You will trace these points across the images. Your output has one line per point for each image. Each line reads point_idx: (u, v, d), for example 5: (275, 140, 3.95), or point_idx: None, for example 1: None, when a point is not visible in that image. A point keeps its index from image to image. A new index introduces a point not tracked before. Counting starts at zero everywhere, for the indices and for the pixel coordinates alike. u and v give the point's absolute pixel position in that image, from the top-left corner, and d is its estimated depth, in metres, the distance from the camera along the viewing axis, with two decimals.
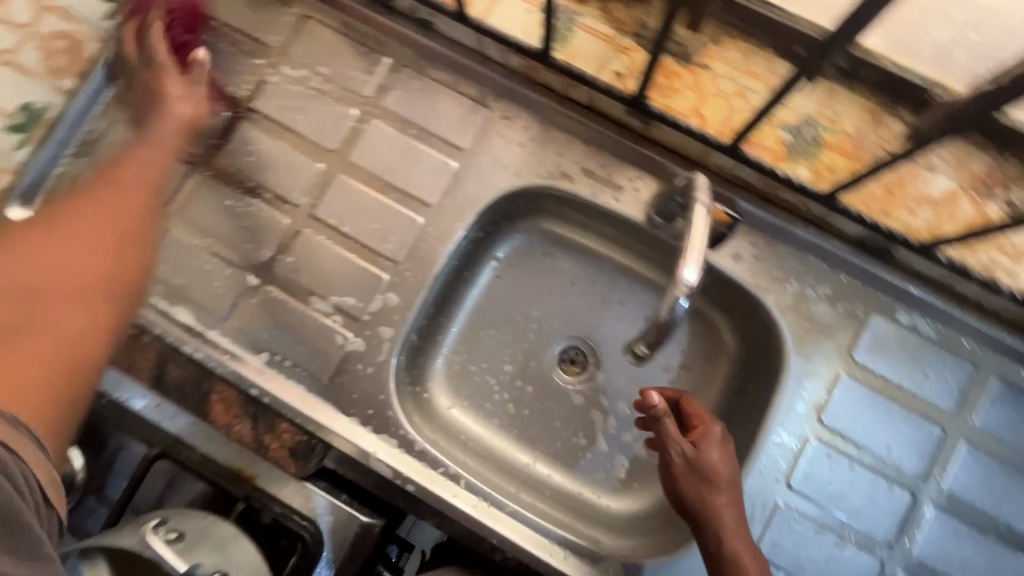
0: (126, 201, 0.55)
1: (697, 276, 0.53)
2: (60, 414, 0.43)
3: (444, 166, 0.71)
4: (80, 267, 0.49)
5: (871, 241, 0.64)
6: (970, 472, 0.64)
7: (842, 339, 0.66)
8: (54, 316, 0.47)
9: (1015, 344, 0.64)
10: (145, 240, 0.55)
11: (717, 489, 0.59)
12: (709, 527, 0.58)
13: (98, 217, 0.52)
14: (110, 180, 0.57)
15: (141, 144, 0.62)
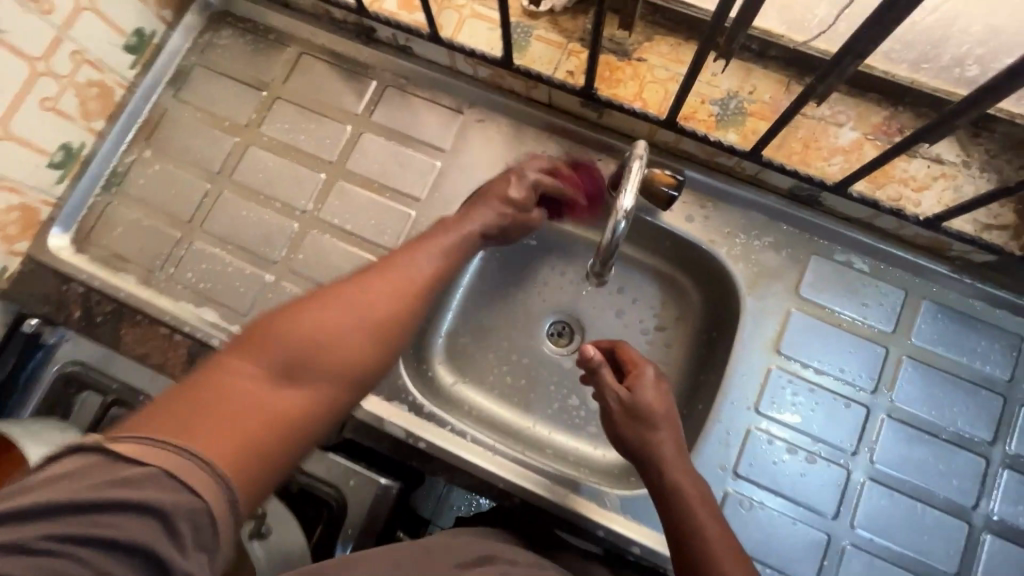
0: (395, 313, 0.59)
1: (633, 204, 0.62)
2: (262, 472, 0.45)
3: (430, 165, 0.82)
4: (335, 362, 0.54)
5: (800, 191, 0.74)
6: (913, 382, 0.73)
7: (789, 279, 0.75)
8: (292, 338, 0.52)
9: (938, 268, 0.73)
10: (393, 322, 0.58)
11: (654, 426, 0.67)
12: (652, 460, 0.66)
13: (374, 318, 0.57)
14: (383, 275, 0.60)
15: (400, 254, 0.63)
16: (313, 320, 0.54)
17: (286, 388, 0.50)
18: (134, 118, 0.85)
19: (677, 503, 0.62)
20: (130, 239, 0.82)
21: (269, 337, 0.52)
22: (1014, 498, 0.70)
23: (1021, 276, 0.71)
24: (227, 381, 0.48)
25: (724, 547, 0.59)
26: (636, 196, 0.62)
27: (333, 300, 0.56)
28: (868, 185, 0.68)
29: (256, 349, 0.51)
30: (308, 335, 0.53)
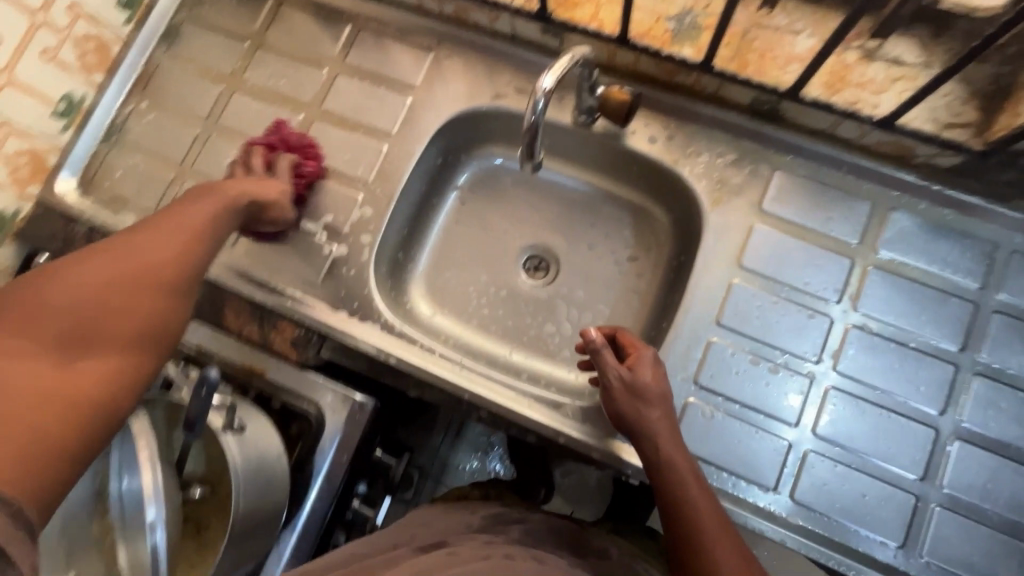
0: (164, 261, 0.58)
1: (553, 84, 0.62)
2: (59, 468, 0.44)
3: (400, 101, 0.85)
4: (125, 329, 0.53)
5: (761, 106, 0.74)
6: (878, 293, 0.72)
7: (752, 194, 0.75)
8: (72, 312, 0.51)
9: (904, 176, 0.72)
10: (173, 268, 0.58)
11: (649, 404, 0.67)
12: (647, 442, 0.65)
13: (115, 275, 0.54)
14: (128, 237, 0.58)
15: (195, 204, 0.65)
16: (85, 281, 0.52)
17: (82, 366, 0.49)
18: (130, 71, 0.91)
19: (676, 488, 0.62)
20: (129, 182, 0.88)
21: (52, 304, 0.50)
22: (983, 405, 0.68)
23: (991, 178, 0.69)
24: (44, 286, 0.51)
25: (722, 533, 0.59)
26: (558, 79, 0.62)
27: (107, 247, 0.56)
28: (823, 90, 0.68)
29: (6, 327, 0.48)
30: (76, 304, 0.51)
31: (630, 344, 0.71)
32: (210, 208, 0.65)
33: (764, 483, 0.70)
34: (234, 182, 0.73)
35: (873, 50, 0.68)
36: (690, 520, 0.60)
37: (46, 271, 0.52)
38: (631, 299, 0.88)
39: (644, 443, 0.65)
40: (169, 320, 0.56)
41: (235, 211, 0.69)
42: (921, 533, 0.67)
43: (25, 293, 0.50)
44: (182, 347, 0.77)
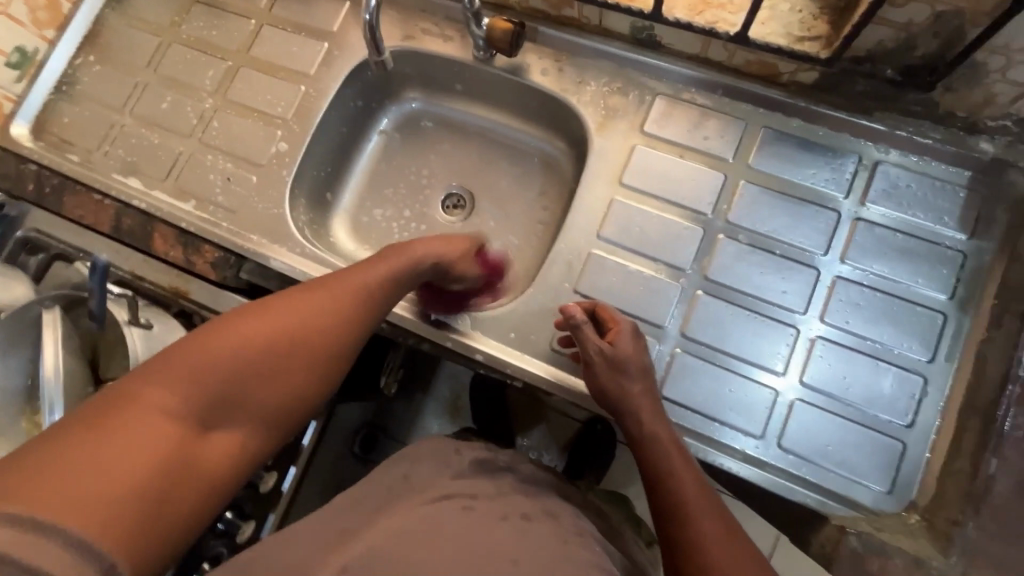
0: (329, 322, 0.58)
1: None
2: (170, 526, 0.44)
3: (318, 46, 0.92)
4: (265, 402, 0.53)
5: (640, 34, 0.79)
6: (749, 204, 0.76)
7: (634, 118, 0.80)
8: (208, 370, 0.50)
9: (773, 94, 0.76)
10: (345, 350, 0.59)
11: (637, 398, 0.66)
12: (648, 445, 0.64)
13: (274, 334, 0.55)
14: (300, 295, 0.59)
15: (371, 262, 0.66)
16: (227, 362, 0.51)
17: (211, 351, 0.51)
18: (80, 27, 0.99)
19: (674, 491, 0.60)
20: (76, 126, 0.96)
21: (218, 346, 0.52)
22: (844, 305, 0.72)
23: (849, 92, 0.72)
24: (216, 331, 0.53)
25: (721, 538, 0.57)
26: None
27: (269, 309, 0.56)
28: (686, 12, 0.72)
29: (167, 378, 0.48)
30: (222, 366, 0.51)
31: (603, 317, 0.71)
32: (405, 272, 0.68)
33: None
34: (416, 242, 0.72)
35: None
36: (688, 529, 0.58)
37: (267, 305, 0.56)
38: (536, 228, 0.93)
39: (645, 448, 0.64)
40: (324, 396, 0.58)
41: (418, 273, 0.70)
42: (780, 423, 0.69)
43: (198, 342, 0.51)
44: (117, 273, 0.83)
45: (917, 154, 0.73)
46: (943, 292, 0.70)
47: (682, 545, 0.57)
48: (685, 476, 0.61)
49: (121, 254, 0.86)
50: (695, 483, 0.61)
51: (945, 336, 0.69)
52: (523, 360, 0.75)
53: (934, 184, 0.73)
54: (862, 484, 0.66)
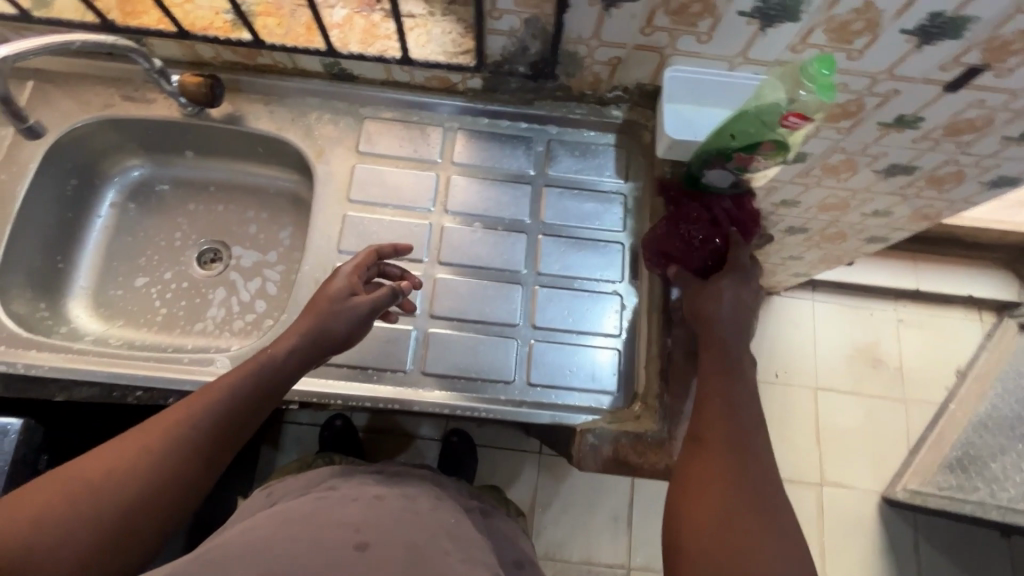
0: (156, 467, 0.57)
1: (8, 53, 0.65)
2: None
3: (3, 130, 0.86)
4: (56, 564, 0.51)
5: (332, 69, 0.88)
6: (461, 193, 0.88)
7: (348, 143, 0.89)
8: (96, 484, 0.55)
9: (457, 101, 0.90)
10: (187, 476, 0.59)
11: (712, 324, 0.72)
12: (713, 361, 0.71)
13: (170, 445, 0.59)
14: (139, 437, 0.58)
15: (199, 393, 0.63)
16: (123, 475, 0.56)
17: (110, 465, 0.56)
18: None
19: (723, 451, 0.62)
20: None
21: (118, 461, 0.56)
22: (552, 255, 0.86)
23: (509, 89, 0.89)
24: (107, 452, 0.57)
25: (734, 489, 0.60)
26: (16, 49, 0.66)
27: (177, 413, 0.61)
28: (361, 46, 0.84)
29: (61, 493, 0.53)
30: (123, 478, 0.56)
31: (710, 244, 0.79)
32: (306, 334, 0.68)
33: (397, 366, 0.80)
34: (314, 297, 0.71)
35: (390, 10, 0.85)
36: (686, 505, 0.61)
37: (100, 451, 0.57)
38: (296, 260, 0.97)
39: (707, 381, 0.69)
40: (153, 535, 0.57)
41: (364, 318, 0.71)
42: (525, 365, 0.81)
43: (33, 493, 0.53)
44: None
45: (576, 128, 0.92)
46: (618, 227, 0.89)
47: (725, 496, 0.59)
48: (728, 433, 0.64)
49: None
50: (730, 434, 0.64)
51: (627, 260, 0.87)
52: None
53: (593, 148, 0.92)
54: (596, 391, 0.80)
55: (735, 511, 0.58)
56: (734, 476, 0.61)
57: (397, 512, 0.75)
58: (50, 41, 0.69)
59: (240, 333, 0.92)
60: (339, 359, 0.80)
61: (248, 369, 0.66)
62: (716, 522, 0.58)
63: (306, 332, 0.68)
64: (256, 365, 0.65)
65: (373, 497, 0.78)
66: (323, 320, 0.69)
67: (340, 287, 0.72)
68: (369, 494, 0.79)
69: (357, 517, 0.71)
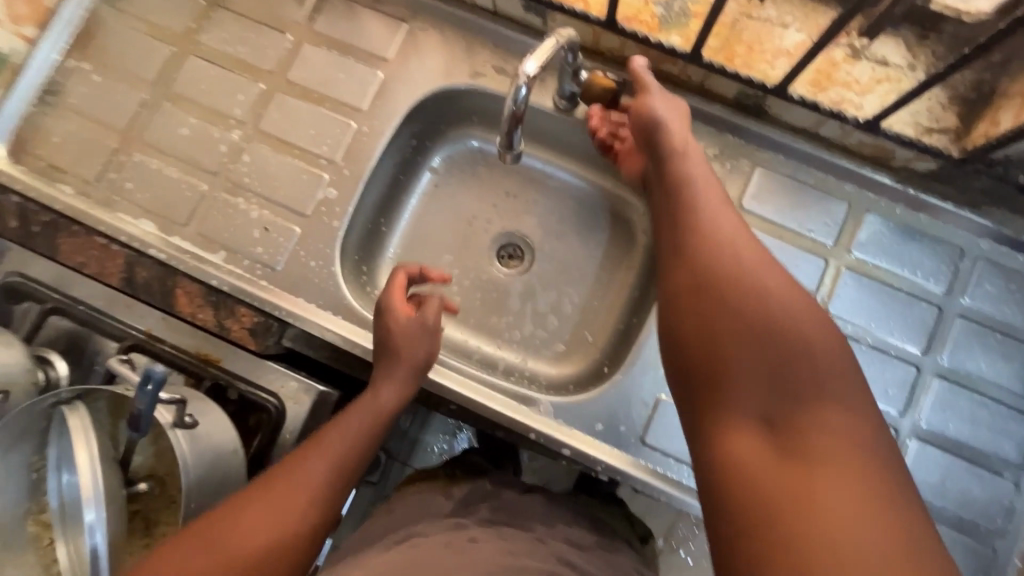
0: (272, 534, 0.54)
1: (536, 68, 0.57)
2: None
3: (371, 75, 0.80)
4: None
5: (745, 99, 0.72)
6: (850, 293, 0.72)
7: (731, 192, 0.74)
8: (227, 545, 0.52)
9: (882, 178, 0.72)
10: (309, 533, 0.57)
11: (721, 221, 0.58)
12: (722, 235, 0.56)
13: (294, 501, 0.57)
14: (257, 500, 0.56)
15: (309, 445, 0.61)
16: (247, 528, 0.54)
17: (240, 524, 0.54)
18: (70, 23, 0.83)
19: (798, 345, 0.49)
20: (67, 149, 0.80)
21: (246, 526, 0.54)
22: (941, 405, 0.70)
23: (963, 185, 0.70)
24: (238, 510, 0.54)
25: (853, 437, 0.44)
26: (543, 62, 0.57)
27: (289, 472, 0.58)
28: (809, 88, 0.67)
29: (193, 547, 0.51)
30: (253, 540, 0.53)
31: (678, 113, 0.67)
32: (399, 374, 0.67)
33: None
34: (392, 326, 0.68)
35: (860, 49, 0.67)
36: (733, 426, 0.47)
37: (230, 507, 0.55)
38: (603, 288, 0.86)
39: (714, 254, 0.55)
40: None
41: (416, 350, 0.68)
42: None
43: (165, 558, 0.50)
44: (131, 334, 0.73)
45: (1019, 251, 0.71)
46: None
47: (785, 385, 0.47)
48: (746, 338, 0.49)
49: (136, 310, 0.74)
50: (844, 366, 0.49)
51: None
52: (609, 453, 0.69)
53: None
54: None
55: (846, 463, 0.43)
56: (843, 395, 0.47)
57: (502, 561, 0.51)
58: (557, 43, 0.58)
59: (530, 353, 0.84)
60: (667, 447, 0.70)
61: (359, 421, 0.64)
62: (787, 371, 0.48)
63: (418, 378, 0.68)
64: (365, 413, 0.64)
65: (468, 540, 0.55)
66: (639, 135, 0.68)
67: (436, 308, 0.71)
68: (464, 533, 0.57)
69: (440, 565, 0.50)
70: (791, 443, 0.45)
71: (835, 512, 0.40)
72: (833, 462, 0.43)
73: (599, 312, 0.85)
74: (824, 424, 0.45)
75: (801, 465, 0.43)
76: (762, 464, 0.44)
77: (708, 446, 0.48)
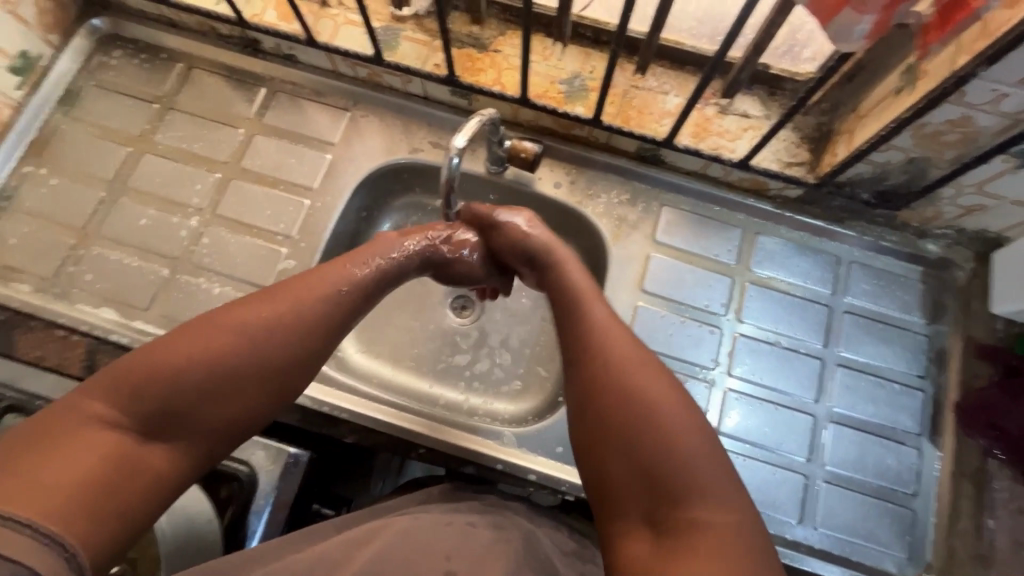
0: (290, 320, 0.59)
1: (466, 143, 0.66)
2: (113, 526, 0.45)
3: (321, 158, 0.89)
4: (208, 409, 0.53)
5: (644, 151, 0.86)
6: (756, 303, 0.84)
7: (646, 229, 0.86)
8: (158, 377, 0.52)
9: (764, 206, 0.87)
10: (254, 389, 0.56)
11: (605, 370, 0.61)
12: (612, 374, 0.61)
13: (226, 350, 0.55)
14: (262, 300, 0.59)
15: (325, 267, 0.65)
16: (178, 364, 0.53)
17: (172, 359, 0.53)
18: (23, 134, 0.88)
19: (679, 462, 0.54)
20: (22, 250, 0.83)
21: (173, 365, 0.53)
22: (846, 390, 0.81)
23: (826, 205, 0.85)
24: (165, 346, 0.54)
25: (731, 526, 0.52)
26: (470, 138, 0.67)
27: (212, 326, 0.56)
28: (692, 139, 0.82)
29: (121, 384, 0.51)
30: (187, 376, 0.53)
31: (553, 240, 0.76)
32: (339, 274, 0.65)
33: None
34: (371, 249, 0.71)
35: (726, 106, 0.82)
36: (626, 531, 0.55)
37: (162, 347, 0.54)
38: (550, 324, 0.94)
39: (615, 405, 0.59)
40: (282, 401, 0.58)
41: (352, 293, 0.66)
42: (811, 506, 0.76)
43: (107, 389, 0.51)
44: None
45: (882, 253, 0.86)
46: (916, 372, 0.82)
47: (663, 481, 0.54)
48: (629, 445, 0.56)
49: None
50: (719, 475, 0.54)
51: (928, 411, 0.80)
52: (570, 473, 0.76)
53: (896, 279, 0.86)
54: (886, 555, 0.75)
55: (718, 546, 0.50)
56: (721, 491, 0.54)
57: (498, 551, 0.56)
58: (480, 120, 0.68)
59: (489, 393, 0.90)
60: None
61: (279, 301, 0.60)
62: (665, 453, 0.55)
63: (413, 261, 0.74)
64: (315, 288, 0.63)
65: (468, 524, 0.60)
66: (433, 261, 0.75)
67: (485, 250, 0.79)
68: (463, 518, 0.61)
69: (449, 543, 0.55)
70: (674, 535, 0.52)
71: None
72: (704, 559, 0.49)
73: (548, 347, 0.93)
74: (698, 516, 0.52)
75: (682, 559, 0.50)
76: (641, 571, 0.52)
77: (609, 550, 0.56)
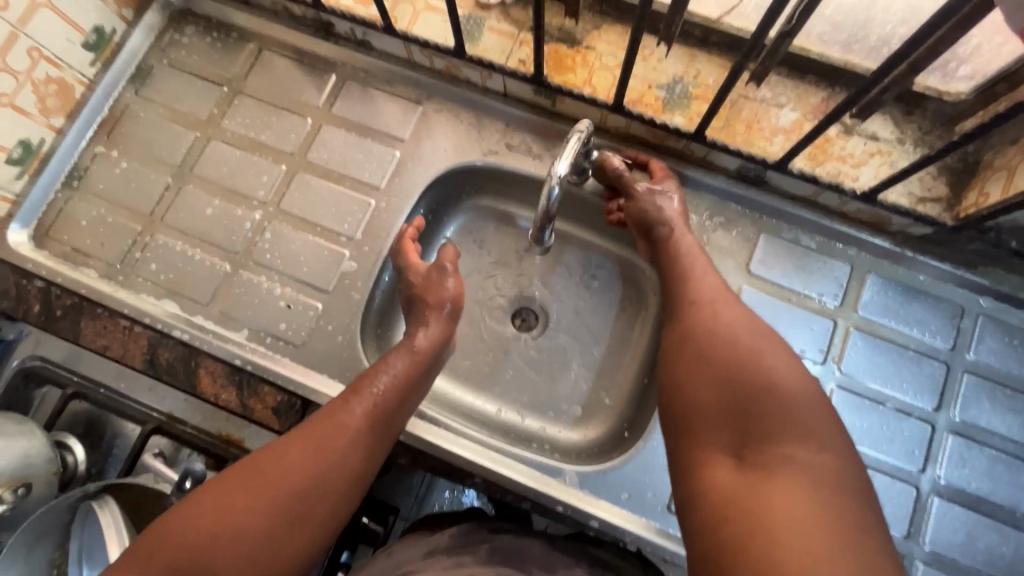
0: (328, 467, 0.61)
1: (568, 170, 0.64)
2: None
3: (389, 155, 0.83)
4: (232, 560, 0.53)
5: (746, 171, 0.76)
6: (860, 353, 0.75)
7: (740, 258, 0.77)
8: (194, 530, 0.53)
9: (881, 243, 0.76)
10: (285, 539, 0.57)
11: (723, 330, 0.59)
12: (709, 318, 0.62)
13: (264, 495, 0.57)
14: (315, 436, 0.62)
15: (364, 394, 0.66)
16: (216, 515, 0.55)
17: (214, 504, 0.55)
18: (96, 112, 0.86)
19: (775, 402, 0.52)
20: (91, 233, 0.82)
21: (210, 515, 0.54)
22: (959, 462, 0.71)
23: (958, 247, 0.73)
24: (209, 492, 0.56)
25: (818, 431, 0.51)
26: (571, 163, 0.64)
27: (264, 466, 0.59)
28: (807, 162, 0.71)
29: (163, 537, 0.53)
30: (223, 527, 0.54)
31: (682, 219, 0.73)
32: (389, 406, 0.66)
33: None
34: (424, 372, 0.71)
35: (852, 126, 0.71)
36: (710, 461, 0.53)
37: (208, 491, 0.56)
38: (618, 349, 0.88)
39: (699, 343, 0.60)
40: (305, 551, 0.58)
41: (393, 423, 0.67)
42: None
43: (155, 538, 0.53)
44: (153, 417, 0.75)
45: (1018, 307, 0.74)
46: None
47: (752, 425, 0.52)
48: (721, 387, 0.55)
49: (158, 393, 0.76)
50: (812, 409, 0.52)
51: None
52: (637, 523, 0.70)
53: None
54: None
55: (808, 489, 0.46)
56: (815, 430, 0.51)
57: None
58: (580, 139, 0.64)
59: (547, 418, 0.86)
60: None
61: (329, 439, 0.62)
62: (767, 391, 0.53)
63: (416, 371, 0.69)
64: (365, 424, 0.64)
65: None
66: (432, 351, 0.71)
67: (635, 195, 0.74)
68: None
69: None
70: (761, 472, 0.49)
71: (787, 518, 0.44)
72: (791, 487, 0.46)
73: (615, 373, 0.87)
74: (793, 454, 0.49)
75: (769, 488, 0.47)
76: (722, 499, 0.49)
77: (688, 479, 0.54)
